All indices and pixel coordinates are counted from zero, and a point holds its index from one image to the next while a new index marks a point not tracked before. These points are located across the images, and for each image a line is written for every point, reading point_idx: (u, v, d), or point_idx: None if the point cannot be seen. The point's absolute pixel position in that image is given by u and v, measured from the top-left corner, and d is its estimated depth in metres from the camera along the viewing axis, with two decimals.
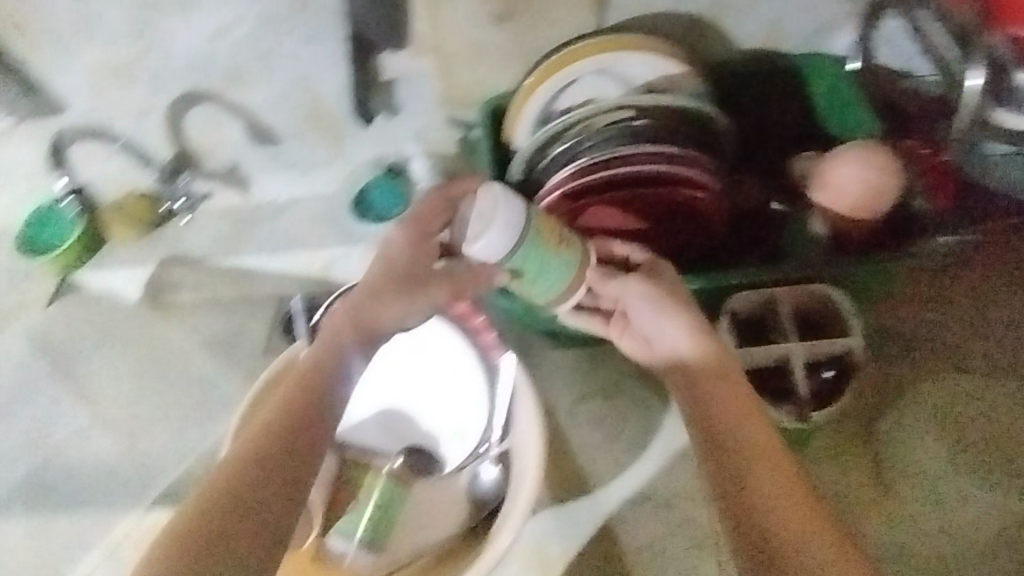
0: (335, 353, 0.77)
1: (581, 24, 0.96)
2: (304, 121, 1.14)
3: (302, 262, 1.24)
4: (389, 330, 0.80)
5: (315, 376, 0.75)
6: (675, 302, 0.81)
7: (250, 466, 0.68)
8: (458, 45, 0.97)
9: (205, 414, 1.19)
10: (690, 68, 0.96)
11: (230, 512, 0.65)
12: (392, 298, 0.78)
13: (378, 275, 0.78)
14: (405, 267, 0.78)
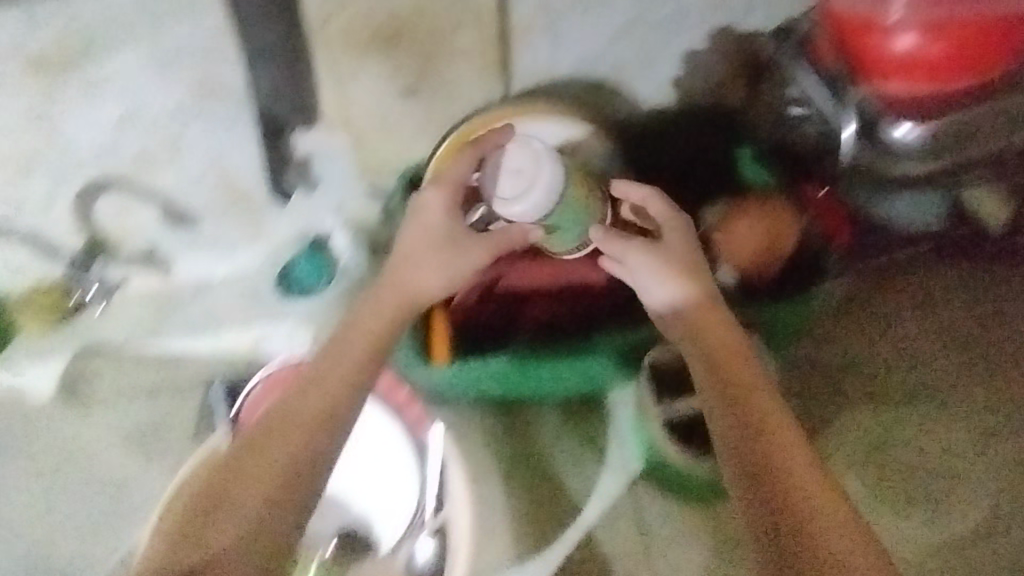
0: (369, 317, 0.80)
1: (486, 94, 1.00)
2: (221, 202, 1.11)
3: (228, 342, 1.21)
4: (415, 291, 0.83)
5: (348, 353, 0.77)
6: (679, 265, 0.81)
7: (268, 442, 0.70)
8: (369, 119, 1.01)
9: (129, 511, 1.17)
10: (595, 130, 1.00)
11: (246, 482, 0.68)
12: (427, 258, 0.82)
13: (414, 237, 0.83)
14: (437, 229, 0.83)
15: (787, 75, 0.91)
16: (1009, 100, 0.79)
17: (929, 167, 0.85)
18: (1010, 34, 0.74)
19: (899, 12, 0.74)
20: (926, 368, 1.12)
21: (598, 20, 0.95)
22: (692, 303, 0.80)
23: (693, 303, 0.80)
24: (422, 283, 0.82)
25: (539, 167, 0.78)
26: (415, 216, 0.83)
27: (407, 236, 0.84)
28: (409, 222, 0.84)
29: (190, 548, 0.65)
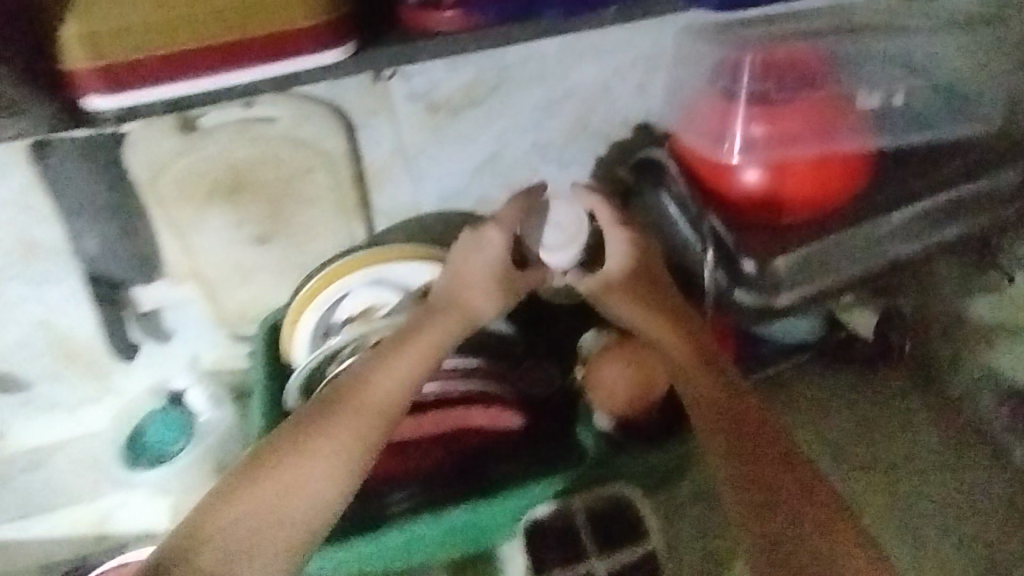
0: (436, 333, 0.77)
1: (349, 232, 0.94)
2: (54, 362, 0.97)
3: (68, 525, 0.97)
4: (466, 305, 0.80)
5: (414, 369, 0.74)
6: (647, 275, 0.81)
7: (319, 442, 0.67)
8: (220, 268, 0.92)
9: None
10: None
11: (288, 476, 0.65)
12: (480, 284, 0.80)
13: (468, 263, 0.80)
14: (493, 264, 0.80)
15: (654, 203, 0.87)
16: (865, 225, 0.74)
17: (798, 296, 0.76)
18: (848, 166, 0.74)
19: (737, 155, 0.75)
20: (886, 392, 1.00)
21: (458, 156, 0.92)
22: (641, 296, 0.80)
23: (642, 312, 0.79)
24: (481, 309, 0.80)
25: (581, 227, 0.84)
26: (470, 248, 0.80)
27: (458, 262, 0.81)
28: (464, 253, 0.81)
29: (207, 536, 0.61)
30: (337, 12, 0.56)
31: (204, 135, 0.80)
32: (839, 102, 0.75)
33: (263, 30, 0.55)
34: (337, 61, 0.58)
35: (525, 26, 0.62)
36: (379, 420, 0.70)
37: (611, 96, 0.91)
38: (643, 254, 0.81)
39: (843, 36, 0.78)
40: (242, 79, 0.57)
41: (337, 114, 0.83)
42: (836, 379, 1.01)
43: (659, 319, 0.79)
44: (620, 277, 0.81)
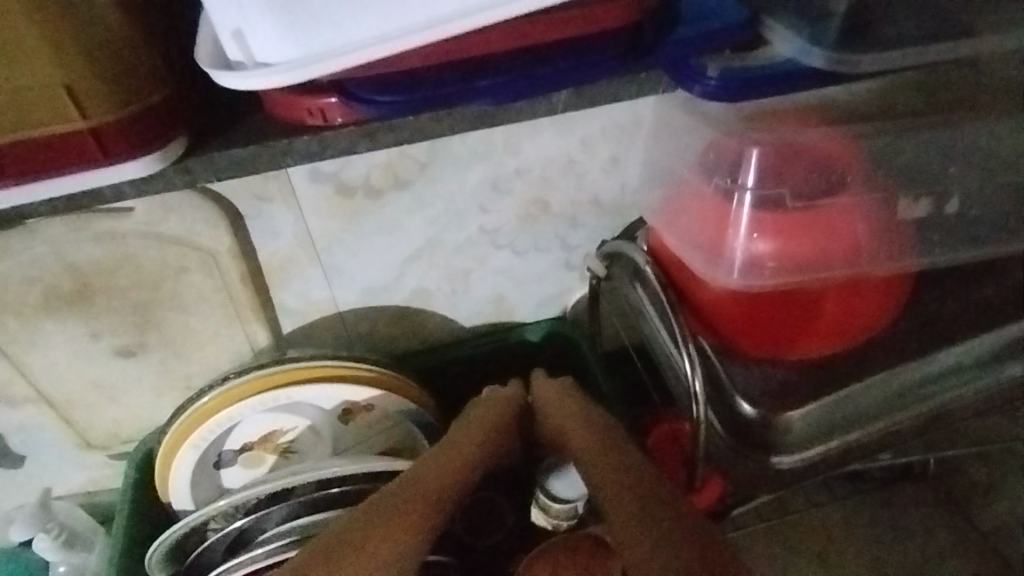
0: (456, 461, 0.57)
1: (247, 339, 0.73)
2: None
3: None
4: (487, 450, 0.59)
5: (438, 493, 0.54)
6: (583, 415, 0.61)
7: (397, 514, 0.51)
8: (75, 386, 0.71)
9: None
10: (399, 379, 0.74)
11: (360, 558, 0.48)
12: (499, 432, 0.61)
13: (491, 405, 0.62)
14: (500, 418, 0.62)
15: (631, 302, 0.71)
16: (903, 368, 0.57)
17: (824, 452, 0.57)
18: (874, 292, 0.58)
19: (742, 279, 0.56)
20: (909, 523, 0.82)
21: (383, 247, 0.73)
22: (592, 454, 0.57)
23: (596, 466, 0.56)
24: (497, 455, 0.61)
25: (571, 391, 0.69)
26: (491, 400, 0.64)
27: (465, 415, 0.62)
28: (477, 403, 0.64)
29: None
30: (118, 111, 0.40)
31: (27, 234, 0.59)
32: (870, 210, 0.57)
33: (10, 139, 0.39)
34: (152, 169, 0.44)
35: (446, 112, 0.47)
36: (409, 530, 0.50)
37: (577, 172, 0.73)
38: (580, 404, 0.62)
39: (898, 121, 0.57)
40: (11, 198, 0.43)
41: (220, 203, 0.63)
42: (846, 505, 0.84)
43: (621, 473, 0.55)
44: (563, 424, 0.61)
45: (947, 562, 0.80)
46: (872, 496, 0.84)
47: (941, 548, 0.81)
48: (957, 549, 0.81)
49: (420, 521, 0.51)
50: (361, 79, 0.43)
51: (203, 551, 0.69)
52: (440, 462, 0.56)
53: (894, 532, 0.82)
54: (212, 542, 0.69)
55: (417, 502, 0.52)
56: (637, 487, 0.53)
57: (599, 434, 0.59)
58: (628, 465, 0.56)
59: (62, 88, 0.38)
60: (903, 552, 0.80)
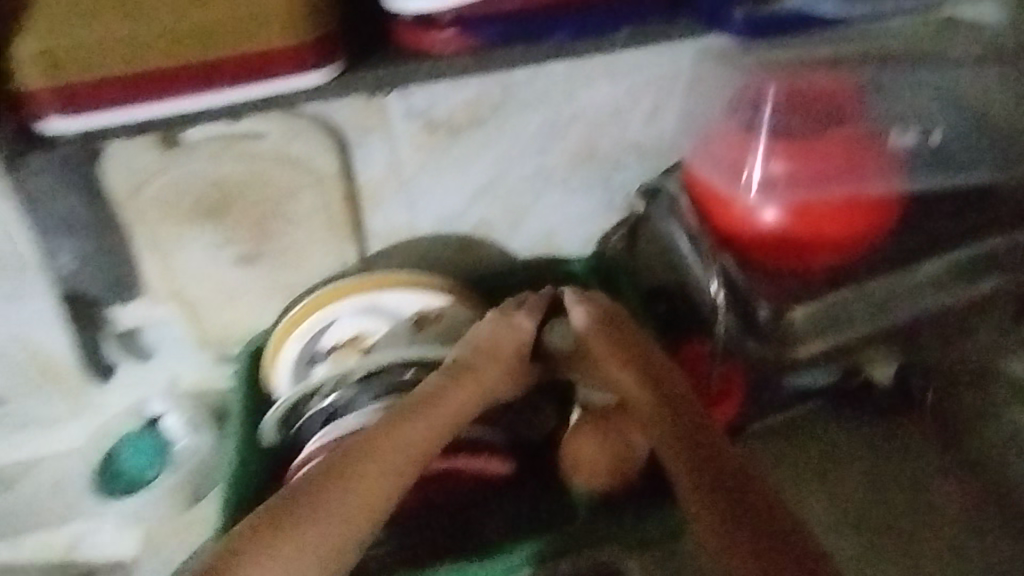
0: (460, 398, 0.71)
1: (340, 255, 0.87)
2: (28, 379, 0.93)
3: (26, 550, 0.95)
4: (492, 384, 0.74)
5: (451, 417, 0.70)
6: (619, 329, 0.75)
7: (417, 428, 0.68)
8: (203, 287, 0.86)
9: None
10: (464, 294, 0.87)
11: (389, 454, 0.66)
12: (500, 363, 0.75)
13: (500, 338, 0.76)
14: (510, 351, 0.76)
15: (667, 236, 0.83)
16: (894, 275, 0.68)
17: (820, 348, 0.70)
18: (875, 209, 0.69)
19: (755, 194, 0.70)
20: (900, 446, 0.94)
21: (457, 178, 0.86)
22: (625, 363, 0.73)
23: (626, 371, 0.72)
24: (497, 384, 0.74)
25: None
26: (504, 328, 0.77)
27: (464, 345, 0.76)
28: (488, 327, 0.76)
29: (282, 535, 0.60)
30: (320, 30, 0.56)
31: (186, 150, 0.75)
32: (866, 141, 0.69)
33: (236, 51, 0.55)
34: (329, 80, 0.59)
35: (532, 45, 0.61)
36: (428, 443, 0.68)
37: (622, 117, 0.85)
38: (613, 319, 0.76)
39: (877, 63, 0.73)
40: (216, 102, 0.58)
41: (330, 133, 0.78)
42: (844, 429, 0.95)
43: (646, 380, 0.72)
44: (598, 342, 0.75)
45: (934, 480, 0.91)
46: (869, 422, 0.96)
47: (930, 468, 0.92)
48: (945, 470, 0.92)
49: (433, 435, 0.69)
50: (478, 14, 0.59)
51: (305, 422, 0.82)
52: (452, 393, 0.71)
53: (887, 454, 0.93)
54: (313, 414, 0.81)
55: (432, 420, 0.69)
56: (657, 391, 0.70)
57: (630, 346, 0.74)
58: (653, 371, 0.72)
59: (286, 12, 0.55)
60: (894, 471, 0.92)
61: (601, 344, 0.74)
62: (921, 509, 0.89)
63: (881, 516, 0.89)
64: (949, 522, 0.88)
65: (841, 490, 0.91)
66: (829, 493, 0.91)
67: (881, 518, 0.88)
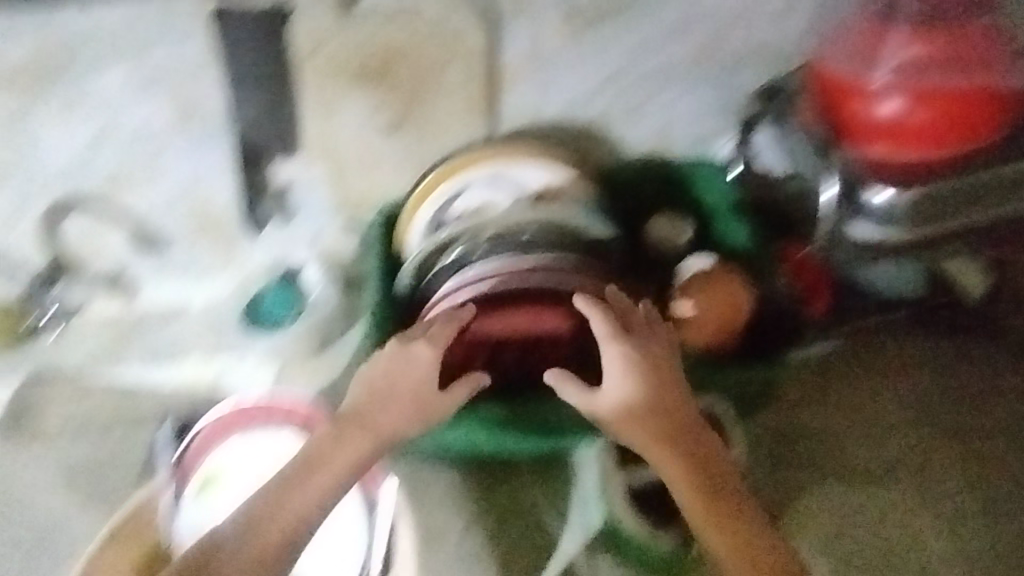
0: (355, 439, 0.72)
1: (473, 131, 0.96)
2: (191, 227, 1.06)
3: (190, 374, 1.16)
4: (396, 426, 0.73)
5: (350, 457, 0.72)
6: (650, 383, 0.75)
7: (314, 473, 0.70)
8: (351, 151, 0.97)
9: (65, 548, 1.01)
10: (580, 176, 0.94)
11: (293, 501, 0.69)
12: (398, 398, 0.74)
13: (393, 370, 0.75)
14: (407, 384, 0.75)
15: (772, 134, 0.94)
16: (995, 169, 0.77)
17: (915, 236, 0.81)
18: (994, 102, 0.74)
19: (886, 76, 0.75)
20: (949, 346, 1.03)
21: (589, 66, 0.92)
22: (659, 436, 0.73)
23: (660, 441, 0.73)
24: (395, 421, 0.73)
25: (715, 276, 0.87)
26: (397, 360, 0.75)
27: (376, 382, 0.74)
28: (383, 363, 0.75)
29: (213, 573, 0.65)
30: None
31: (358, 18, 0.84)
32: (996, 33, 0.73)
33: None
34: None
35: None
36: (325, 487, 0.70)
37: (752, 16, 0.89)
38: (649, 366, 0.76)
39: None
40: None
41: (484, 10, 0.85)
42: (902, 332, 1.04)
43: (683, 449, 0.73)
44: (623, 399, 0.74)
45: (980, 374, 1.02)
46: (925, 325, 1.04)
47: (977, 364, 1.02)
48: (990, 367, 1.02)
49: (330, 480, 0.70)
50: None
51: (436, 273, 0.88)
52: (350, 430, 0.73)
53: (937, 355, 1.03)
54: (444, 265, 0.88)
55: (328, 465, 0.71)
56: (694, 466, 0.72)
57: (659, 413, 0.74)
58: (688, 438, 0.74)
59: None
60: (944, 369, 1.02)
61: (634, 403, 0.74)
62: (965, 400, 1.01)
63: (925, 410, 1.00)
64: (986, 411, 1.00)
65: (896, 386, 1.02)
66: (883, 391, 1.01)
67: (925, 412, 1.00)
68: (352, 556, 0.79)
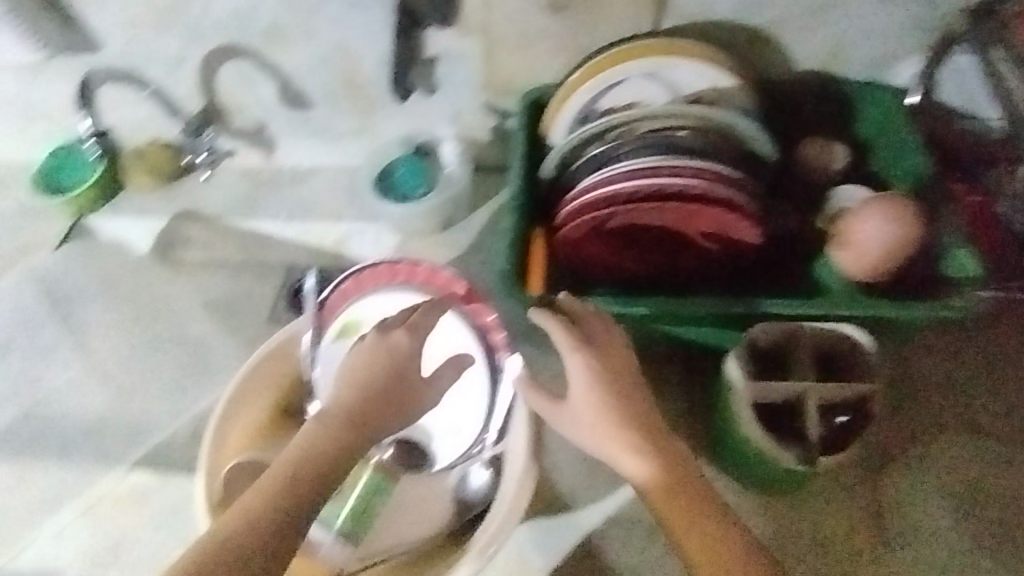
0: (335, 436, 0.65)
1: (635, 23, 0.92)
2: (336, 88, 1.08)
3: (316, 233, 1.16)
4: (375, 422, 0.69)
5: (332, 454, 0.64)
6: (618, 394, 0.71)
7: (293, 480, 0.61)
8: (507, 29, 0.94)
9: (192, 379, 1.04)
10: (745, 82, 0.88)
11: (266, 510, 0.59)
12: (377, 389, 0.69)
13: (370, 363, 0.70)
14: (385, 376, 0.70)
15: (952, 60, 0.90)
16: None
17: None
18: None
19: None
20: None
21: None
22: (631, 443, 0.69)
23: (629, 447, 0.69)
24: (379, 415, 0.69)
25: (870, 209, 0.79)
26: (375, 350, 0.72)
27: (353, 380, 0.70)
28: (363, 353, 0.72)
29: None
30: None
31: None
32: None
33: None
34: None
35: None
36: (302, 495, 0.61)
37: None
38: (616, 379, 0.72)
39: None
40: None
41: None
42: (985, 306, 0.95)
43: (657, 456, 0.69)
44: (588, 408, 0.71)
45: None
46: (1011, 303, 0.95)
47: None
48: None
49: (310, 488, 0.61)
50: None
51: (580, 165, 0.87)
52: (331, 427, 0.65)
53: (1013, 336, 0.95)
54: (590, 158, 0.87)
55: (308, 470, 0.62)
56: (668, 477, 0.69)
57: (632, 423, 0.70)
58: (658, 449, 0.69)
59: None
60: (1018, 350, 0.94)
61: (603, 417, 0.70)
62: None
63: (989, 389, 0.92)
64: None
65: (963, 359, 0.94)
66: (946, 362, 0.94)
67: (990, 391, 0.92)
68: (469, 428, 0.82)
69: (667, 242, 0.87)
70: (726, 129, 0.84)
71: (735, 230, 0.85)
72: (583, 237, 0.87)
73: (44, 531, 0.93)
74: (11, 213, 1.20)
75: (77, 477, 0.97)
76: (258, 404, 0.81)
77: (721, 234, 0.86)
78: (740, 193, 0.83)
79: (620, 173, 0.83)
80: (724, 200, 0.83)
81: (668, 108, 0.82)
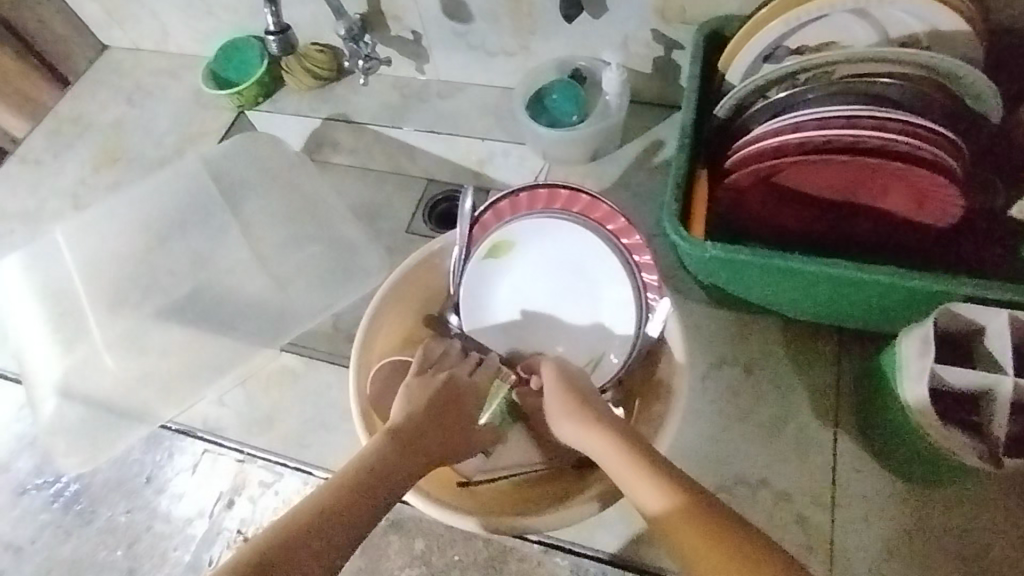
0: (414, 428, 0.71)
1: None
2: (499, 5, 1.04)
3: (461, 151, 1.17)
4: (457, 433, 0.75)
5: (413, 445, 0.68)
6: (580, 400, 0.73)
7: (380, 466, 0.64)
8: None
9: (334, 279, 1.09)
10: (974, 28, 0.75)
11: (351, 484, 0.61)
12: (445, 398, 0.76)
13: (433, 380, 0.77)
14: (454, 388, 0.77)
15: None
16: None
17: None
18: None
19: None
20: None
21: None
22: (608, 438, 0.67)
23: (595, 436, 0.68)
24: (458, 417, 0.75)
25: None
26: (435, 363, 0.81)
27: (405, 403, 0.74)
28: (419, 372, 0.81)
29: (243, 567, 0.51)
30: None
31: None
32: None
33: None
34: None
35: None
36: (389, 472, 0.64)
37: None
38: (581, 391, 0.75)
39: None
40: None
41: None
42: None
43: (647, 467, 0.62)
44: (558, 408, 0.74)
45: None
46: None
47: None
48: None
49: (400, 473, 0.65)
50: None
51: (760, 110, 0.80)
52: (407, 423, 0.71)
53: None
54: (772, 102, 0.79)
55: (398, 460, 0.66)
56: (641, 465, 0.63)
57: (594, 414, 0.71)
58: (623, 438, 0.66)
59: None
60: None
61: (571, 419, 0.72)
62: None
63: None
64: None
65: None
66: None
67: None
68: (560, 345, 0.87)
69: (843, 203, 0.81)
70: (943, 79, 0.74)
71: (935, 199, 0.76)
72: (750, 189, 0.81)
73: (202, 396, 1.04)
74: (185, 101, 1.29)
75: (230, 352, 1.05)
76: (404, 312, 0.85)
77: (910, 205, 0.78)
78: (948, 160, 0.73)
79: (810, 122, 0.75)
80: (930, 165, 0.73)
81: (879, 52, 0.72)
